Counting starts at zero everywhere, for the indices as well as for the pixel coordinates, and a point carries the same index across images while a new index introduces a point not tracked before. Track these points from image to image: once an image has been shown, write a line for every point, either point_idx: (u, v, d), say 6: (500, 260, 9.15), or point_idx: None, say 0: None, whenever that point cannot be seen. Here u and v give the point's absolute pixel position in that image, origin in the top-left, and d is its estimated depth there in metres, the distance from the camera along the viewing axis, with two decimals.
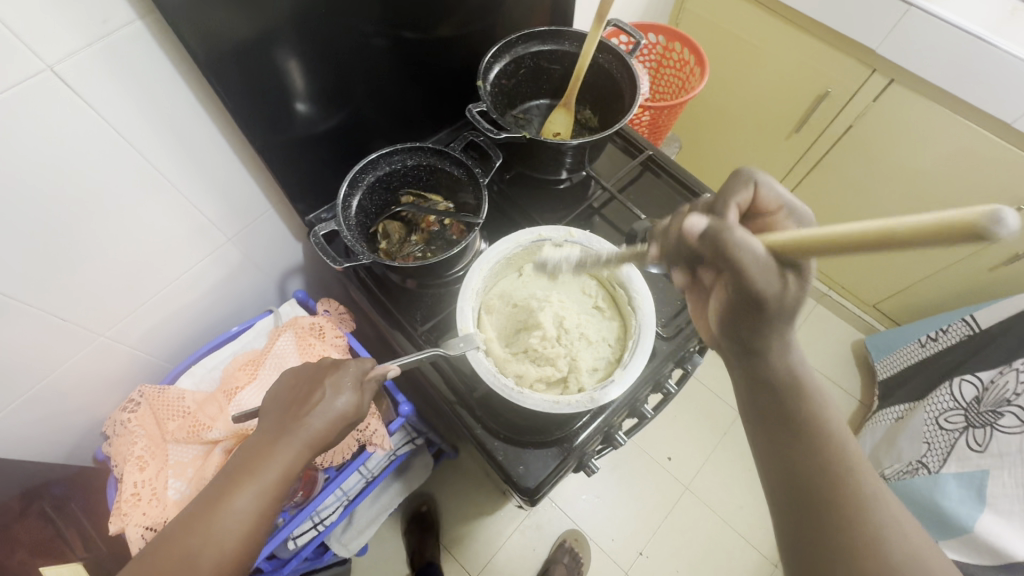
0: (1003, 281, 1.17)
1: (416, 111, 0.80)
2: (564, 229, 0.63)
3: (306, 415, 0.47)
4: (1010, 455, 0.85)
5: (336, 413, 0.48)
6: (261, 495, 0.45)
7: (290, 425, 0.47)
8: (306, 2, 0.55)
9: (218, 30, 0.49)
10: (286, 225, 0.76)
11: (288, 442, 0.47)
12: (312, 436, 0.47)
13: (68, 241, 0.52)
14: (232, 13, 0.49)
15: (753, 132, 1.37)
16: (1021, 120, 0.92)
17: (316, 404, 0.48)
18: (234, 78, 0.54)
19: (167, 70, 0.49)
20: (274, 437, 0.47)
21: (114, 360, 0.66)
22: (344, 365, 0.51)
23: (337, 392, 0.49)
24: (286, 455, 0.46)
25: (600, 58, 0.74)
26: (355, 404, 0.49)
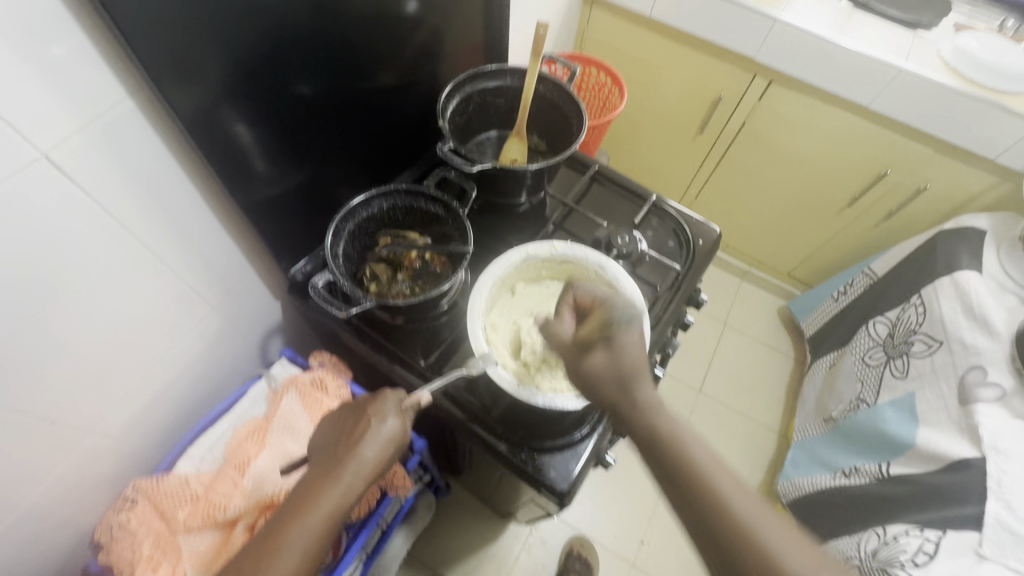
0: (884, 234, 1.39)
1: (375, 156, 0.83)
2: (548, 243, 0.69)
3: (358, 445, 0.50)
4: (928, 374, 1.02)
5: (383, 442, 0.51)
6: (320, 530, 0.48)
7: (342, 457, 0.50)
8: (234, 60, 0.53)
9: (189, 98, 0.50)
10: (265, 286, 0.75)
11: (341, 474, 0.49)
12: (364, 467, 0.49)
13: (58, 332, 0.49)
14: (176, 88, 0.48)
15: (663, 139, 1.53)
16: (873, 102, 1.13)
17: (364, 437, 0.51)
18: (196, 143, 0.53)
19: (150, 142, 0.50)
20: (326, 475, 0.49)
21: (101, 460, 0.61)
22: (385, 395, 0.54)
23: (383, 421, 0.51)
24: (341, 488, 0.49)
25: (543, 89, 0.83)
26: (401, 430, 0.52)
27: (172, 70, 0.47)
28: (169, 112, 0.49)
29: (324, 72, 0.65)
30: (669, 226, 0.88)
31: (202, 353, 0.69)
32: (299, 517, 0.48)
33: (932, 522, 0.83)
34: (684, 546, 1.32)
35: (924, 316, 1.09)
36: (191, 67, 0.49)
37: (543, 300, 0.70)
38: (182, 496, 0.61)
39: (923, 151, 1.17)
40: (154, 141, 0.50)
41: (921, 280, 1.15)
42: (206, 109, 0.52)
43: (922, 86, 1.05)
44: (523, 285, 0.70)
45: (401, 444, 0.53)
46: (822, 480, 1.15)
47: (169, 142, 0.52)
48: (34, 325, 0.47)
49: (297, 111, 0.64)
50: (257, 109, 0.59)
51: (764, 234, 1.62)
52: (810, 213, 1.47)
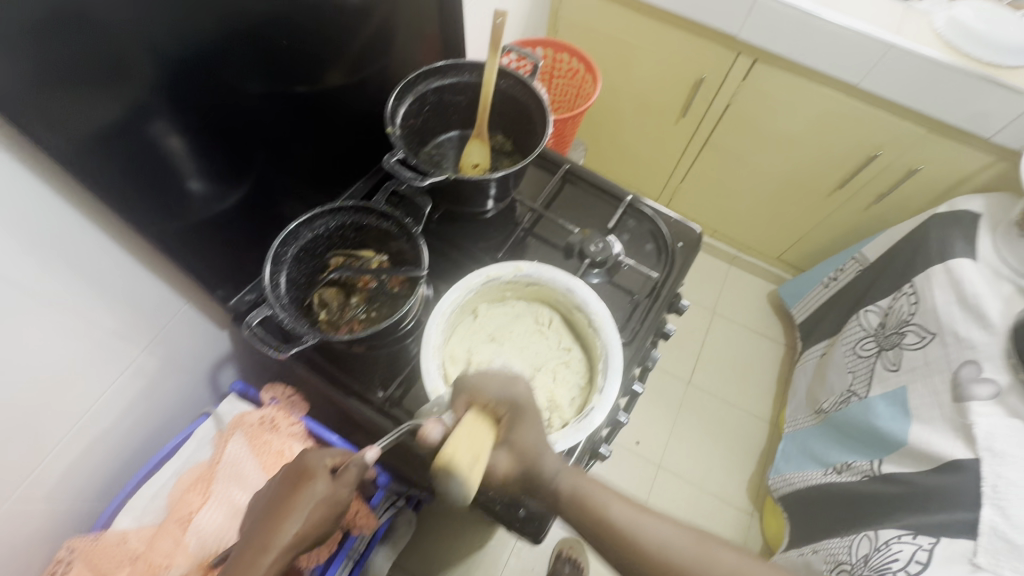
0: (875, 217, 1.34)
1: (321, 167, 0.76)
2: (511, 264, 0.63)
3: (283, 519, 0.46)
4: (921, 368, 0.98)
5: (311, 506, 0.47)
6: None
7: (265, 534, 0.46)
8: (168, 71, 0.50)
9: (79, 122, 0.45)
10: (203, 316, 0.70)
11: (261, 552, 0.45)
12: (287, 538, 0.45)
13: None
14: (90, 103, 0.45)
15: (645, 123, 1.45)
16: (864, 80, 1.06)
17: (290, 505, 0.47)
18: (111, 169, 0.49)
19: (9, 174, 0.44)
20: (245, 553, 0.45)
21: (31, 522, 0.56)
22: (315, 454, 0.51)
23: (310, 483, 0.48)
24: (258, 570, 0.44)
25: (504, 84, 0.75)
26: (333, 494, 0.48)
27: (83, 82, 0.44)
28: (41, 149, 0.44)
29: (264, 74, 0.60)
30: (646, 229, 0.82)
31: (139, 395, 0.65)
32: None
33: (926, 528, 0.81)
34: None
35: (917, 306, 1.04)
36: (90, 83, 0.44)
37: (506, 325, 0.65)
38: (120, 555, 0.57)
39: (916, 131, 1.11)
40: (23, 177, 0.45)
41: (914, 268, 1.10)
42: (123, 126, 0.49)
43: (915, 62, 0.98)
44: (485, 308, 0.65)
45: (336, 508, 0.48)
46: (813, 476, 1.12)
47: (45, 176, 0.46)
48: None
49: (233, 118, 0.59)
50: (193, 121, 0.55)
51: (752, 219, 1.56)
52: (799, 197, 1.41)
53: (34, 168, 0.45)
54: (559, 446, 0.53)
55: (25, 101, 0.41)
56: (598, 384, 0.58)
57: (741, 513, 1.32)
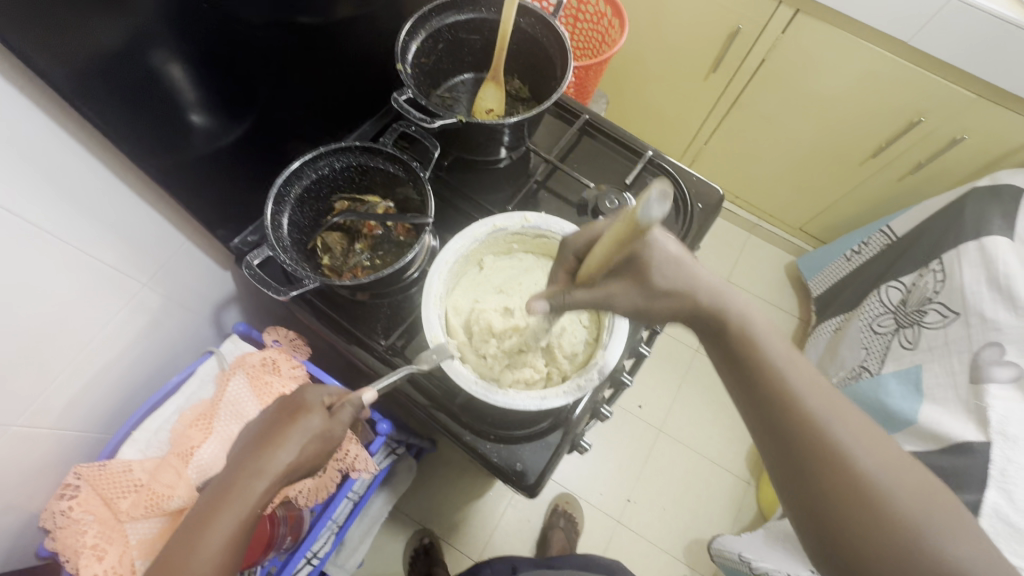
0: (909, 189, 1.28)
1: (327, 105, 0.73)
2: (518, 215, 0.61)
3: (276, 447, 0.46)
4: (939, 347, 0.95)
5: (306, 437, 0.47)
6: (225, 539, 0.41)
7: (256, 460, 0.45)
8: None
9: (76, 43, 0.42)
10: (206, 256, 0.69)
11: (254, 478, 0.44)
12: (281, 466, 0.45)
13: None
14: (91, 22, 0.43)
15: (672, 76, 1.37)
16: (916, 38, 0.98)
17: (283, 434, 0.47)
18: (113, 95, 0.47)
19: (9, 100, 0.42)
20: (237, 477, 0.45)
21: (40, 448, 0.58)
22: (309, 391, 0.52)
23: (305, 416, 0.48)
24: (246, 495, 0.43)
25: (523, 22, 0.70)
26: (328, 429, 0.49)
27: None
28: (34, 71, 0.41)
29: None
30: (665, 186, 0.78)
31: (142, 332, 0.65)
32: (200, 530, 0.42)
33: None
34: (670, 504, 1.32)
35: (943, 284, 1.00)
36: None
37: (514, 278, 0.63)
38: (125, 484, 0.58)
39: (965, 97, 1.03)
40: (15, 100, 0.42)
41: (943, 244, 1.05)
42: (119, 52, 0.46)
43: (973, 18, 0.90)
44: (491, 260, 0.63)
45: (328, 444, 0.49)
46: None
47: (37, 99, 0.44)
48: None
49: (233, 47, 0.56)
50: (191, 50, 0.52)
51: (778, 186, 1.50)
52: (829, 164, 1.34)
53: (24, 90, 0.43)
54: (559, 401, 0.52)
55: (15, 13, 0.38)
56: (602, 342, 0.57)
57: (738, 480, 1.34)
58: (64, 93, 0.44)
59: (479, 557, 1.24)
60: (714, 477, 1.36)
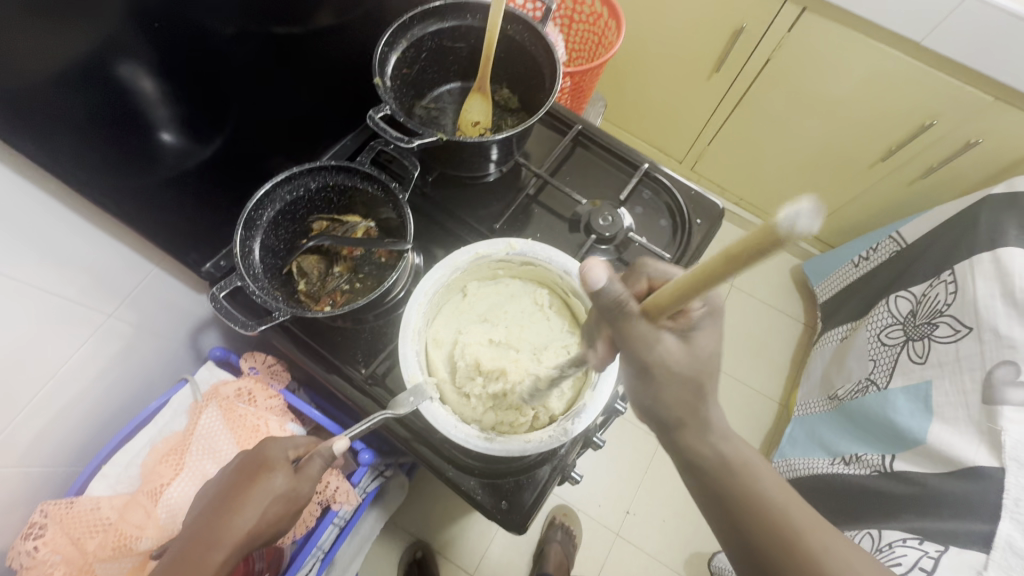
0: (920, 193, 1.23)
1: (307, 119, 0.69)
2: (503, 241, 0.57)
3: (233, 513, 0.44)
4: (950, 363, 0.91)
5: (267, 501, 0.45)
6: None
7: (213, 529, 0.44)
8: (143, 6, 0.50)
9: (34, 56, 0.43)
10: (180, 279, 0.66)
11: (210, 549, 0.43)
12: (238, 534, 0.44)
13: None
14: (57, 35, 0.44)
15: (674, 75, 1.32)
16: (929, 37, 0.93)
17: (243, 498, 0.45)
18: (79, 109, 0.48)
19: None
20: (194, 548, 0.43)
21: (5, 486, 0.55)
22: (275, 444, 0.49)
23: (267, 477, 0.46)
24: (202, 569, 0.42)
25: (509, 30, 0.66)
26: (292, 488, 0.46)
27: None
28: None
29: (236, 10, 0.56)
30: (663, 202, 0.74)
31: (114, 360, 0.62)
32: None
33: (934, 534, 0.77)
34: (671, 517, 1.29)
35: (955, 296, 0.96)
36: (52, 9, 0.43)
37: (498, 305, 0.60)
38: (93, 523, 0.56)
39: (981, 99, 0.98)
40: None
41: (956, 254, 1.00)
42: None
43: (990, 18, 0.85)
44: (475, 287, 0.60)
45: (294, 503, 0.46)
46: (818, 463, 1.07)
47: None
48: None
49: (201, 62, 0.57)
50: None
51: (784, 188, 1.45)
52: (836, 167, 1.30)
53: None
54: (541, 446, 0.50)
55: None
56: (592, 380, 0.53)
57: None
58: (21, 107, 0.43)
59: (475, 570, 1.22)
60: None
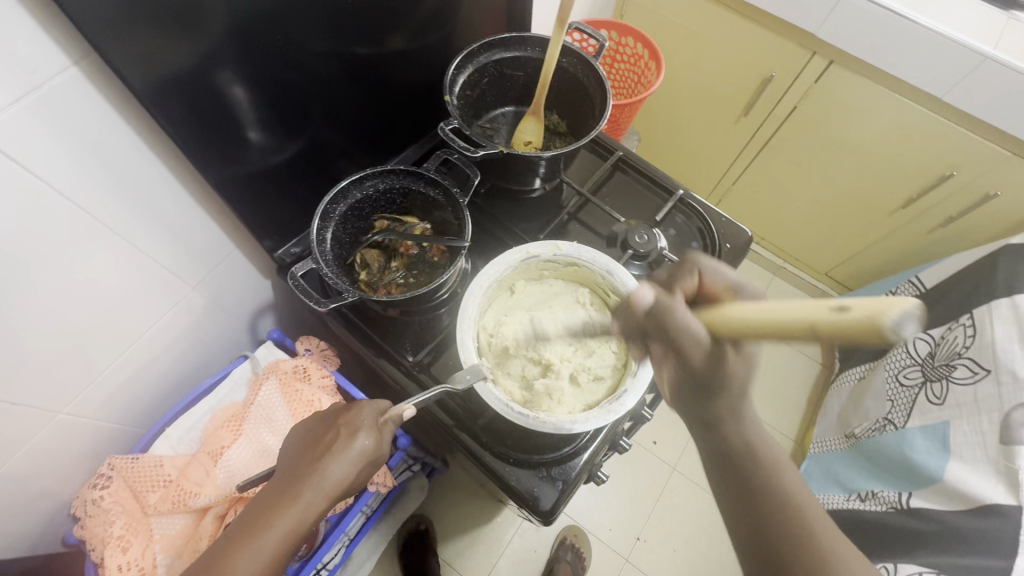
0: (938, 242, 1.27)
1: (375, 130, 0.77)
2: (551, 242, 0.66)
3: (325, 466, 0.47)
4: (968, 404, 0.93)
5: (357, 459, 0.48)
6: (277, 546, 0.45)
7: (308, 475, 0.47)
8: (246, 18, 0.51)
9: (157, 55, 0.46)
10: (252, 263, 0.73)
11: (306, 494, 0.47)
12: (331, 486, 0.47)
13: (26, 316, 0.48)
14: (174, 42, 0.46)
15: (703, 117, 1.40)
16: (951, 93, 0.98)
17: (336, 452, 0.48)
18: (179, 107, 0.50)
19: (104, 110, 0.46)
20: (292, 489, 0.47)
21: (80, 436, 0.61)
22: (362, 407, 0.52)
23: (358, 438, 0.49)
24: (299, 510, 0.46)
25: (565, 62, 0.74)
26: (375, 445, 0.50)
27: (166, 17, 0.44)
28: (113, 82, 0.45)
29: (328, 30, 0.59)
30: (694, 226, 0.80)
31: (185, 329, 0.68)
32: (256, 533, 0.45)
33: (952, 569, 0.78)
34: (681, 546, 1.29)
35: (973, 339, 0.98)
36: (174, 20, 0.45)
37: (544, 302, 0.67)
38: (156, 479, 0.61)
39: (999, 152, 1.03)
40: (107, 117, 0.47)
41: (974, 299, 1.03)
42: (180, 72, 0.48)
43: (1010, 78, 0.91)
44: (522, 285, 0.68)
45: (374, 461, 0.50)
46: (834, 500, 1.08)
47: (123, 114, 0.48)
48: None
49: (294, 72, 0.60)
50: (244, 68, 0.54)
51: (805, 230, 1.50)
52: (857, 213, 1.35)
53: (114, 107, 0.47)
54: (586, 424, 0.55)
55: (105, 34, 0.41)
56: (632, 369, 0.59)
57: None
58: (140, 100, 0.47)
59: None
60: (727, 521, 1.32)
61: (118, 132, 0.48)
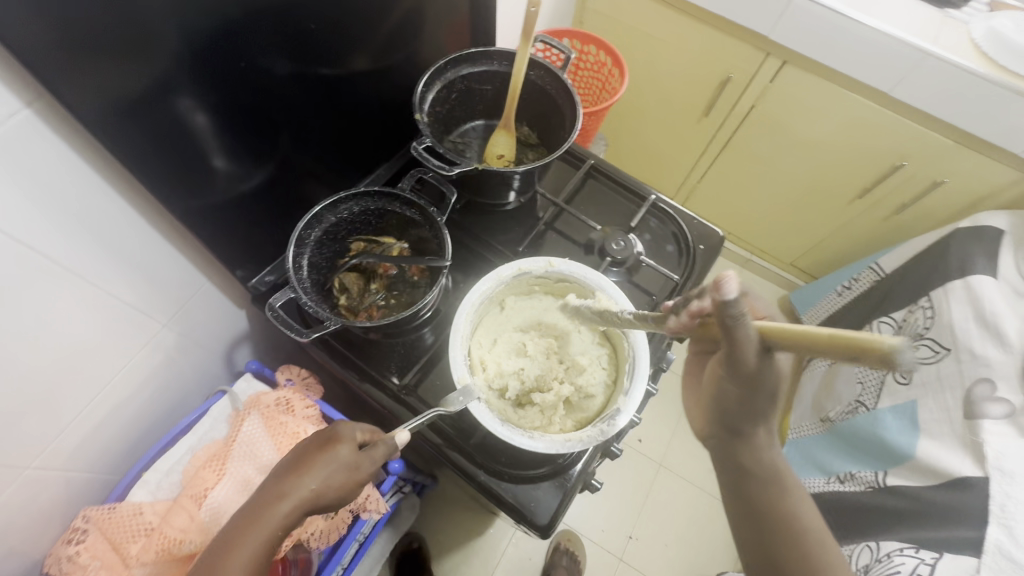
0: (894, 228, 1.33)
1: (345, 151, 0.75)
2: (542, 259, 0.66)
3: (298, 470, 0.49)
4: (933, 383, 0.97)
5: (331, 465, 0.49)
6: (240, 551, 0.45)
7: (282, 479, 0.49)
8: (207, 40, 0.49)
9: (111, 83, 0.43)
10: (225, 294, 0.70)
11: (278, 497, 0.47)
12: (302, 488, 0.48)
13: None
14: (131, 71, 0.44)
15: (666, 118, 1.43)
16: (896, 88, 1.04)
17: (310, 458, 0.49)
18: (136, 136, 0.48)
19: (61, 151, 0.44)
20: (267, 493, 0.48)
21: (50, 489, 0.57)
22: (350, 427, 0.53)
23: (335, 447, 0.50)
24: (269, 515, 0.47)
25: (532, 75, 0.74)
26: (351, 455, 0.50)
27: (123, 48, 0.43)
28: (66, 117, 0.43)
29: (290, 54, 0.58)
30: (669, 229, 0.81)
31: (158, 368, 0.65)
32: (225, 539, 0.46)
33: (930, 542, 0.81)
34: (672, 540, 1.31)
35: (932, 320, 1.03)
36: (132, 51, 0.43)
37: (533, 317, 0.68)
38: (135, 528, 0.59)
39: (943, 142, 1.09)
40: (65, 156, 0.45)
41: (931, 281, 1.09)
42: (137, 99, 0.46)
43: (948, 73, 0.97)
44: (512, 301, 0.69)
45: (353, 475, 0.50)
46: (815, 483, 1.11)
47: (82, 153, 0.46)
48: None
49: (259, 100, 0.58)
50: (206, 93, 0.52)
51: (769, 223, 1.55)
52: (817, 204, 1.40)
53: (73, 147, 0.45)
54: (581, 445, 0.56)
55: (56, 65, 0.39)
56: (624, 386, 0.60)
57: None
58: (92, 127, 0.44)
59: None
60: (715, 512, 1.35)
61: (79, 172, 0.46)
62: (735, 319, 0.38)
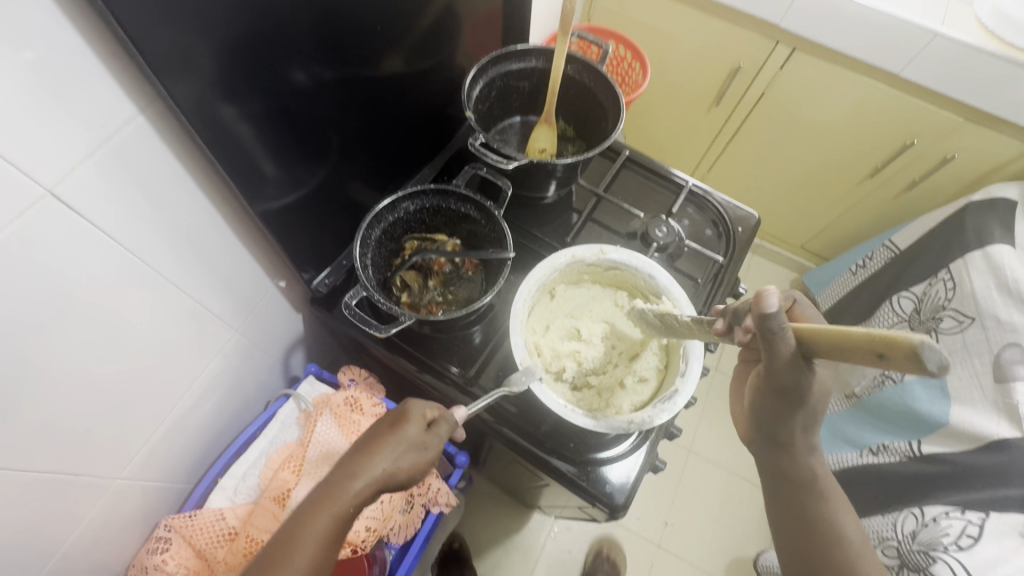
0: (904, 206, 1.37)
1: (391, 153, 0.76)
2: (595, 247, 0.68)
3: (371, 456, 0.49)
4: (959, 351, 1.01)
5: (402, 447, 0.50)
6: (319, 535, 0.46)
7: (354, 464, 0.49)
8: (279, 30, 0.48)
9: (200, 78, 0.43)
10: (285, 299, 0.71)
11: (351, 479, 0.49)
12: (376, 472, 0.49)
13: (85, 377, 0.46)
14: (216, 65, 0.44)
15: (675, 110, 1.46)
16: (906, 68, 1.07)
17: (381, 443, 0.50)
18: (204, 132, 0.46)
19: (165, 158, 0.45)
20: (340, 476, 0.49)
21: (130, 499, 0.58)
22: (414, 402, 0.54)
23: (405, 426, 0.51)
24: (343, 496, 0.48)
25: (570, 70, 0.76)
26: (420, 436, 0.51)
27: (215, 51, 0.43)
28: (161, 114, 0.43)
29: (333, 61, 0.57)
30: (707, 216, 0.83)
31: (228, 375, 0.66)
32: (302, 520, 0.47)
33: (973, 503, 0.84)
34: (708, 524, 1.32)
35: (954, 291, 1.07)
36: (222, 48, 0.44)
37: (584, 305, 0.70)
38: (218, 533, 0.60)
39: (952, 119, 1.13)
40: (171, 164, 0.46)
41: (949, 254, 1.12)
42: (212, 88, 0.45)
43: (957, 51, 1.00)
44: (563, 288, 0.70)
45: (423, 454, 0.51)
46: (847, 458, 1.13)
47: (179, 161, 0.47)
48: (46, 351, 0.42)
49: (318, 104, 0.58)
50: (272, 88, 0.51)
51: (778, 207, 1.59)
52: (827, 186, 1.44)
53: (173, 155, 0.46)
54: (643, 425, 0.57)
55: (160, 61, 0.39)
56: (679, 369, 0.61)
57: None
58: (183, 111, 0.43)
59: None
60: (747, 494, 1.37)
61: (180, 180, 0.47)
62: (776, 332, 0.40)
